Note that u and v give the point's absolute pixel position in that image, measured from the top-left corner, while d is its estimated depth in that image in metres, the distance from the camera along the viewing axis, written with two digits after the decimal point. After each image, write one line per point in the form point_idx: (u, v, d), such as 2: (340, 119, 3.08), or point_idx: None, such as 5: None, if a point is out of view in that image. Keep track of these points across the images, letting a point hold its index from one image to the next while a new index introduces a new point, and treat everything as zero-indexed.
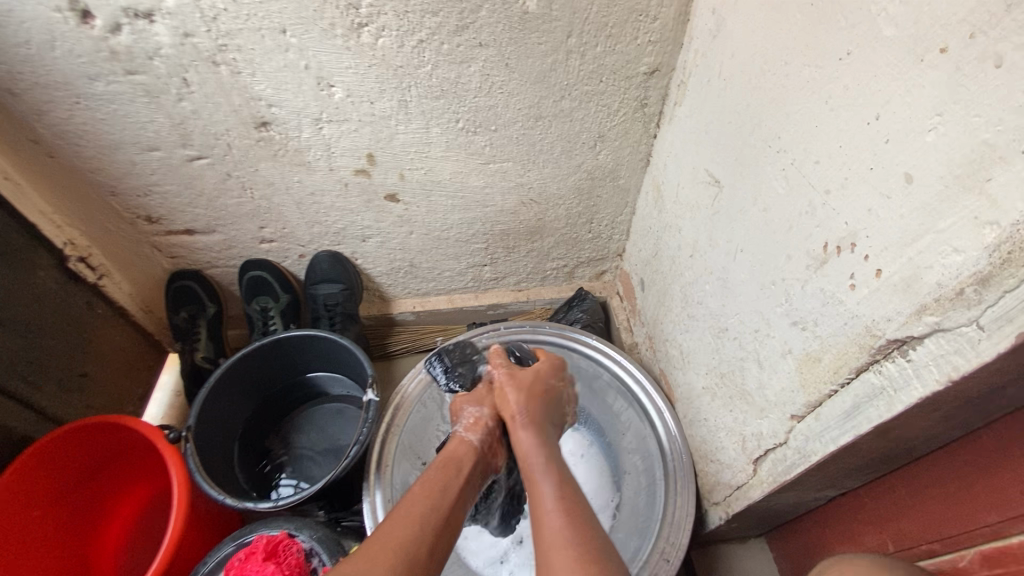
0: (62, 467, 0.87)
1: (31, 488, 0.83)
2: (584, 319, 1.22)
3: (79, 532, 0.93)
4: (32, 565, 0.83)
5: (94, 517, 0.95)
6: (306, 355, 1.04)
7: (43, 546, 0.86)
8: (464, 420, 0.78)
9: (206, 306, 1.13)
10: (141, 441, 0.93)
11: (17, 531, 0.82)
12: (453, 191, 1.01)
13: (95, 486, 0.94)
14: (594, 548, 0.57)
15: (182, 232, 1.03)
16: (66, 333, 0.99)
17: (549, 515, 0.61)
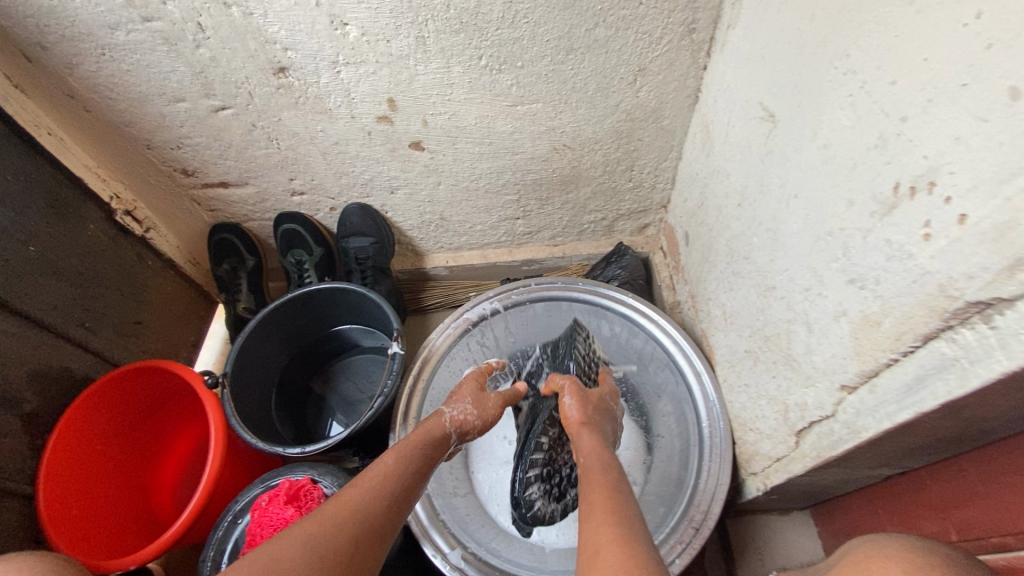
0: (119, 406, 0.94)
1: (89, 425, 0.90)
2: (622, 276, 1.14)
3: (140, 466, 1.01)
4: (98, 493, 0.91)
5: (151, 454, 1.03)
6: (337, 309, 1.05)
7: (106, 478, 0.94)
8: (455, 409, 0.76)
9: (246, 259, 1.16)
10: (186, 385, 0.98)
11: (80, 461, 0.89)
12: (479, 136, 0.95)
13: (149, 425, 1.01)
14: (634, 533, 0.53)
15: (217, 185, 1.04)
16: (119, 282, 1.04)
17: (587, 512, 0.57)
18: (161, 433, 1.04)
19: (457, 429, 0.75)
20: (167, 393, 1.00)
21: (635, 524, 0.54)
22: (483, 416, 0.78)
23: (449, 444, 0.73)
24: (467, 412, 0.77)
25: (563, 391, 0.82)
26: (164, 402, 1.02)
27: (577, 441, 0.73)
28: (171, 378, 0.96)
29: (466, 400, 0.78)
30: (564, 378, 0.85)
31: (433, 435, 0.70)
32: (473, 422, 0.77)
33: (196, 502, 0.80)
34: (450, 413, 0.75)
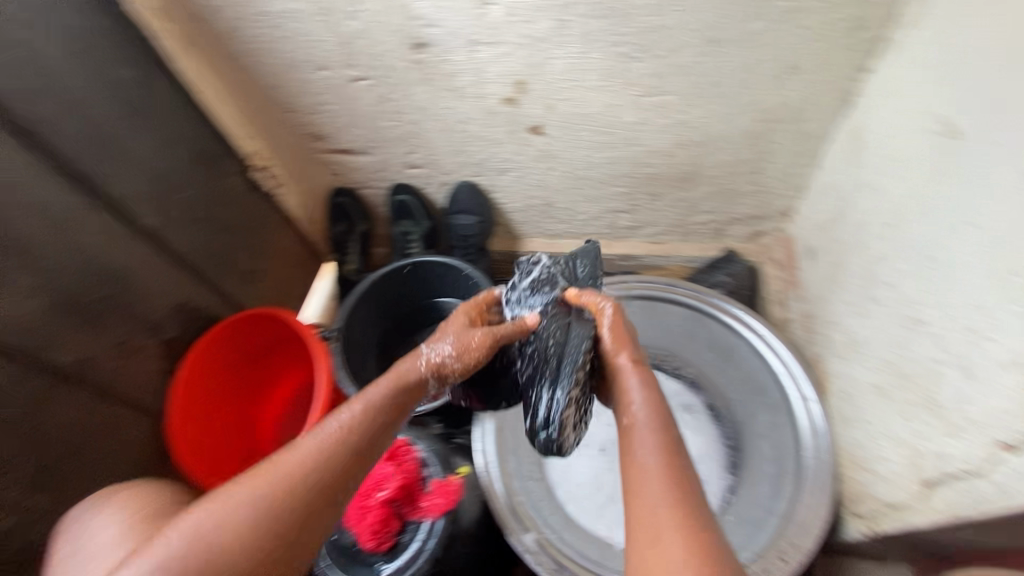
0: (237, 346, 1.03)
1: (213, 360, 1.00)
2: (728, 284, 1.09)
3: (248, 403, 1.10)
4: (213, 421, 1.02)
5: (258, 393, 1.12)
6: (439, 283, 1.09)
7: (220, 408, 1.04)
8: (433, 350, 0.61)
9: (358, 224, 1.23)
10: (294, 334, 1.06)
11: (204, 389, 1.00)
12: (601, 125, 0.93)
13: (258, 366, 1.11)
14: (697, 523, 0.48)
15: (343, 151, 1.10)
16: (249, 233, 1.13)
17: (642, 481, 0.52)
18: (271, 377, 1.13)
19: (438, 375, 0.61)
20: (280, 341, 1.09)
21: (695, 505, 0.49)
22: (468, 361, 0.62)
23: (425, 389, 0.62)
24: (439, 354, 0.61)
25: (603, 320, 0.64)
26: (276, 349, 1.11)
27: (625, 395, 0.59)
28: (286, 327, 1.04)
29: (448, 338, 0.63)
30: (605, 296, 0.66)
31: (406, 382, 0.59)
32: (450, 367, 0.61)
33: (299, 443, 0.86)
34: (428, 354, 0.61)
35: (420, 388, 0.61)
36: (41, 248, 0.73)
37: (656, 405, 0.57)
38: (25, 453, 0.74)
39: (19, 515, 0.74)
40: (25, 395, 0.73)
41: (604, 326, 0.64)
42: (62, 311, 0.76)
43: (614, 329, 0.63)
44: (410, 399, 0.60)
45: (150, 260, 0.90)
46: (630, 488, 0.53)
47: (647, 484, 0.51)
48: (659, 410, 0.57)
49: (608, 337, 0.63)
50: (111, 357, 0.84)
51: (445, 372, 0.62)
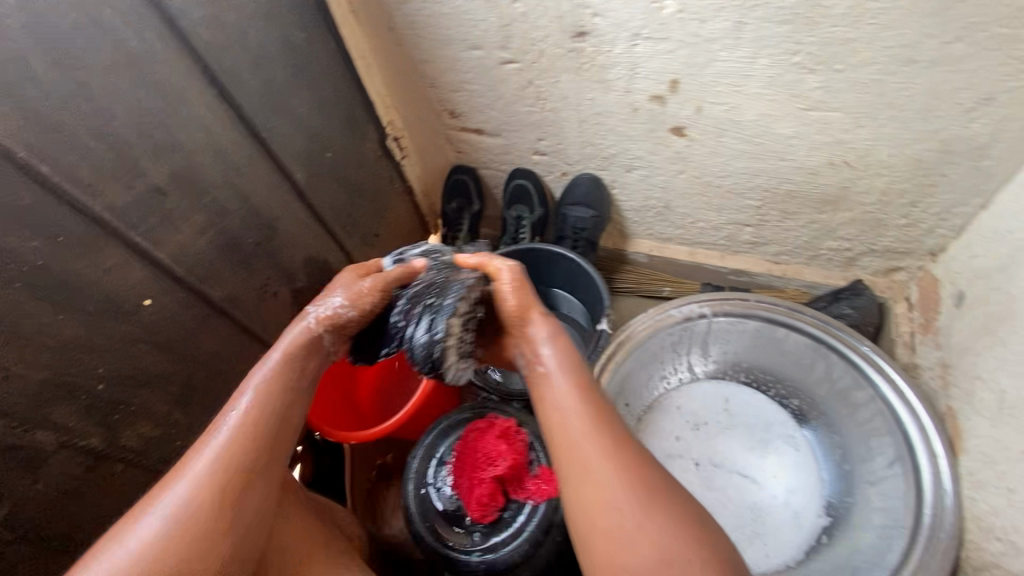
0: None
1: None
2: (853, 317, 1.03)
3: None
4: None
5: None
6: (547, 270, 1.06)
7: None
8: (321, 308, 0.64)
9: (472, 203, 1.26)
10: None
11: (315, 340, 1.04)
12: (749, 134, 0.89)
13: None
14: (640, 515, 0.53)
15: (473, 130, 1.12)
16: (374, 197, 1.18)
17: (586, 472, 0.56)
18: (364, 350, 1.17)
19: (331, 327, 0.65)
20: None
21: (636, 492, 0.54)
22: (365, 310, 0.65)
23: (320, 347, 0.65)
24: (330, 318, 0.64)
25: (502, 281, 0.63)
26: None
27: (538, 355, 0.63)
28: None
29: (336, 292, 0.66)
30: (503, 258, 0.65)
31: (304, 349, 0.63)
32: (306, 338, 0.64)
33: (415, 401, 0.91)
34: (315, 311, 0.64)
35: (319, 349, 0.65)
36: (219, 192, 0.80)
37: (567, 358, 0.62)
38: (180, 372, 0.82)
39: (167, 425, 0.82)
40: (187, 321, 0.81)
41: (506, 287, 0.63)
42: (224, 250, 0.83)
43: (515, 288, 0.63)
44: (307, 364, 0.64)
45: (294, 213, 0.96)
46: (567, 477, 0.57)
47: (588, 455, 0.56)
48: (570, 363, 0.62)
49: (512, 301, 0.63)
50: (253, 298, 0.91)
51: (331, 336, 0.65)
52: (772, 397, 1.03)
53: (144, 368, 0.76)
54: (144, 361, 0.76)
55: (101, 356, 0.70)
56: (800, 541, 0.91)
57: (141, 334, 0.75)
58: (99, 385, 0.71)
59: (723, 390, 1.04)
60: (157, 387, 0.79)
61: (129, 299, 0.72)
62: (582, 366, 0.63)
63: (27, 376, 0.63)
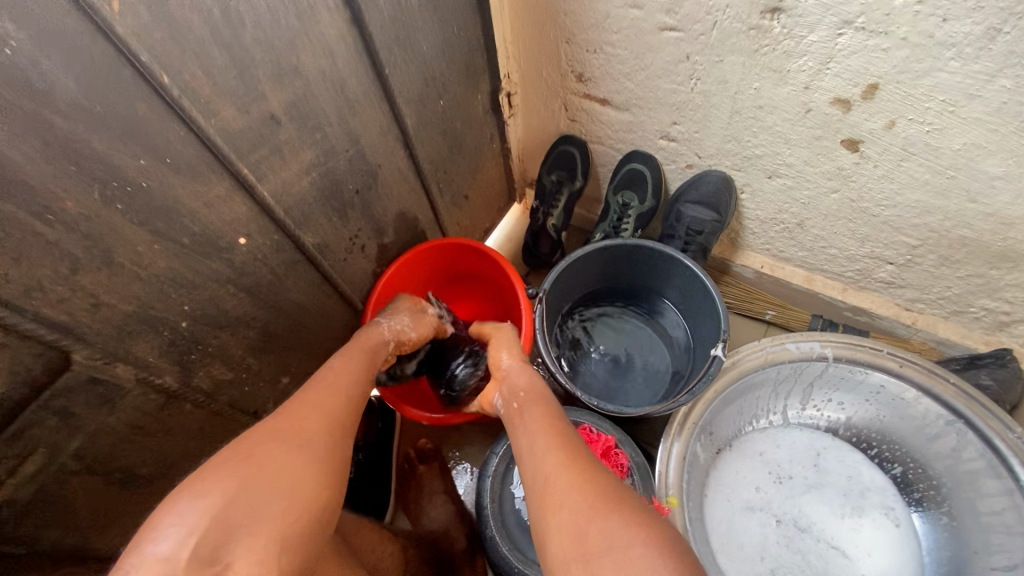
0: (432, 263, 1.00)
1: (410, 270, 0.97)
2: (993, 389, 0.90)
3: None
4: None
5: None
6: (654, 274, 0.96)
7: None
8: (393, 321, 0.83)
9: (575, 179, 1.13)
10: (488, 267, 1.01)
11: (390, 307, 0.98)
12: (943, 163, 0.75)
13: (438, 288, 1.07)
14: (630, 547, 0.48)
15: (598, 100, 0.99)
16: (472, 156, 1.07)
17: (561, 505, 0.54)
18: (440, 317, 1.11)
19: (394, 336, 0.82)
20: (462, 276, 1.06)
21: (621, 523, 0.51)
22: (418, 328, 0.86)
23: (384, 349, 0.79)
24: (401, 329, 0.83)
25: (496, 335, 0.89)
26: (454, 284, 1.09)
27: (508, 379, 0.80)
28: (477, 260, 1.01)
29: (403, 315, 0.86)
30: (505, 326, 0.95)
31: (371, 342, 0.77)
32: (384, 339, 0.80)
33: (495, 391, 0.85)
34: (388, 323, 0.82)
35: (387, 348, 0.80)
36: (331, 130, 0.71)
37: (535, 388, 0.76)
38: (260, 318, 0.76)
39: (240, 370, 0.77)
40: (276, 266, 0.74)
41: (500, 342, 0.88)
42: (324, 195, 0.75)
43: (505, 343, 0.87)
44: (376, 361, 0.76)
45: (396, 163, 0.87)
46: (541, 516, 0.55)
47: (552, 462, 0.59)
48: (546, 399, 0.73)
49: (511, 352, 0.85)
50: (341, 248, 0.84)
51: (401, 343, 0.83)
52: (872, 456, 0.96)
53: (227, 310, 0.70)
54: (229, 303, 0.70)
55: (190, 293, 0.64)
56: None
57: (230, 275, 0.68)
58: (183, 323, 0.65)
59: (815, 442, 0.98)
60: (237, 331, 0.73)
61: (225, 235, 0.65)
62: (545, 397, 0.74)
63: (114, 306, 0.57)
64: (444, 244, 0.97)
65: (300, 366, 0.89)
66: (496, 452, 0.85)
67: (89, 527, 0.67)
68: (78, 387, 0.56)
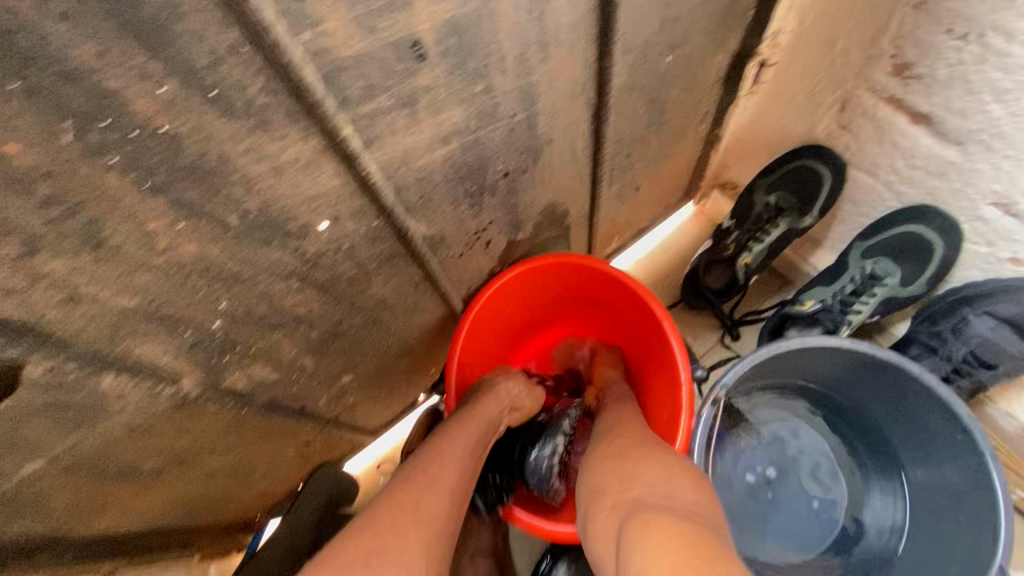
0: (563, 278, 0.73)
1: (532, 280, 0.71)
2: None
3: (517, 339, 0.82)
4: (486, 348, 0.75)
5: (534, 331, 0.83)
6: (896, 413, 0.62)
7: (499, 336, 0.77)
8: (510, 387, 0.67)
9: (803, 212, 0.78)
10: (634, 306, 0.72)
11: (493, 322, 0.73)
12: None
13: (557, 306, 0.80)
14: (664, 477, 0.43)
15: (912, 113, 0.61)
16: (670, 140, 0.74)
17: (611, 457, 0.49)
18: (543, 337, 0.85)
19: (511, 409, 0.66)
20: (596, 309, 0.79)
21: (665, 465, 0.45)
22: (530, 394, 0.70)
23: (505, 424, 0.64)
24: (513, 397, 0.67)
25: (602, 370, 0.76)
26: (580, 308, 0.81)
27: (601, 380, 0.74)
28: (629, 305, 0.72)
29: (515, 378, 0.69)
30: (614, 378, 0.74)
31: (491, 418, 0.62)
32: (497, 412, 0.63)
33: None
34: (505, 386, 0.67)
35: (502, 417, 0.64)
36: (501, 80, 0.42)
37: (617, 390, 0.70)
38: (329, 317, 0.54)
39: (289, 370, 0.57)
40: (364, 259, 0.49)
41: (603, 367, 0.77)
42: (458, 175, 0.48)
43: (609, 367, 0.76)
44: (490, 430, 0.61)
45: (573, 139, 0.56)
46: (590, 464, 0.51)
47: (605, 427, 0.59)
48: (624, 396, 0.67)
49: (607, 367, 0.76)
50: (459, 243, 0.58)
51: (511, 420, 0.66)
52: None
53: (284, 309, 0.48)
54: (288, 301, 0.47)
55: (229, 288, 0.42)
56: None
57: (295, 267, 0.45)
58: (215, 323, 0.44)
59: None
60: (294, 332, 0.52)
61: (299, 217, 0.40)
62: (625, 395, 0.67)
63: (105, 301, 0.36)
64: (597, 269, 0.70)
65: (369, 365, 0.68)
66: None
67: (68, 519, 0.53)
68: (37, 409, 0.38)
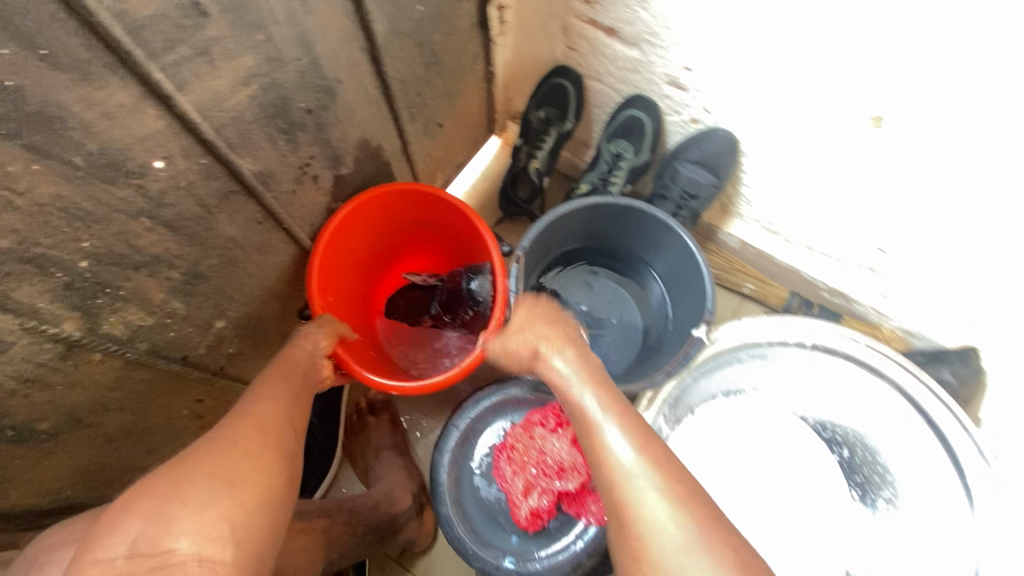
0: (393, 211, 0.89)
1: (368, 213, 0.85)
2: (950, 386, 0.91)
3: (370, 273, 0.96)
4: (344, 281, 0.89)
5: (385, 265, 0.98)
6: (640, 241, 0.88)
7: (353, 269, 0.91)
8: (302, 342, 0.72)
9: (566, 119, 1.01)
10: (455, 221, 0.90)
11: (342, 250, 0.85)
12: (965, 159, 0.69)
13: (397, 240, 0.96)
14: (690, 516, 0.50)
15: (604, 28, 0.85)
16: (452, 79, 0.91)
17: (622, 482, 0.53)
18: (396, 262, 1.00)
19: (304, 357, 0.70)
20: (434, 228, 0.95)
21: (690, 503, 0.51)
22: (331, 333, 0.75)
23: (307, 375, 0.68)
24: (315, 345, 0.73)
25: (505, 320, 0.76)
26: (417, 238, 0.97)
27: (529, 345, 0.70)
28: (455, 217, 0.89)
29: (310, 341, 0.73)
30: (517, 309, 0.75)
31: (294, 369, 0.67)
32: (297, 368, 0.68)
33: (465, 364, 0.78)
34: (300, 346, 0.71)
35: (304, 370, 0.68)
36: (277, 30, 0.56)
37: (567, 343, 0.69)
38: (187, 257, 0.64)
39: (162, 315, 0.66)
40: (204, 196, 0.61)
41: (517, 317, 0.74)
42: (266, 114, 0.61)
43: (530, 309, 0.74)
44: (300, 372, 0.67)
45: (360, 79, 0.72)
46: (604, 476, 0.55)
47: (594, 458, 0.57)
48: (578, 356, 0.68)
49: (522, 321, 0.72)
50: (287, 179, 0.70)
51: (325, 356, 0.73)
52: (826, 440, 0.91)
53: (142, 249, 0.58)
54: (144, 240, 0.58)
55: (88, 227, 0.52)
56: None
57: (143, 207, 0.55)
58: (81, 264, 0.53)
59: None
60: (157, 272, 0.61)
61: (136, 156, 0.51)
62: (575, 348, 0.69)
63: None
64: (422, 190, 0.85)
65: (238, 309, 0.78)
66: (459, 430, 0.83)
67: None
68: None
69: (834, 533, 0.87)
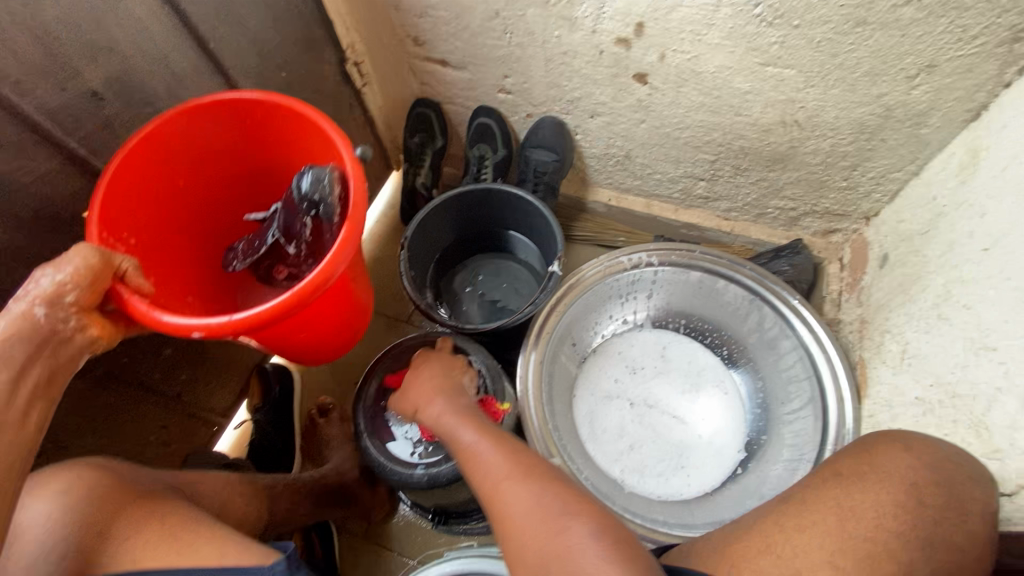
0: (217, 136, 0.77)
1: (180, 137, 0.73)
2: (788, 274, 1.08)
3: (194, 216, 0.82)
4: (154, 219, 0.75)
5: (211, 205, 0.84)
6: (506, 214, 1.08)
7: (166, 206, 0.77)
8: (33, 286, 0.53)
9: (435, 139, 1.23)
10: (292, 140, 0.79)
11: (160, 192, 0.75)
12: (709, 86, 0.90)
13: (225, 173, 0.83)
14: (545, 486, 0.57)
15: (438, 61, 1.08)
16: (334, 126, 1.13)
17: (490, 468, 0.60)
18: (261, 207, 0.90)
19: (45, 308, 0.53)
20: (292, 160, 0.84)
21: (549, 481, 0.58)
22: (86, 270, 0.55)
23: (50, 337, 0.54)
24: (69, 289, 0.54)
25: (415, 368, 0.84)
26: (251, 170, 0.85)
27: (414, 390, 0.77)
28: (301, 134, 0.77)
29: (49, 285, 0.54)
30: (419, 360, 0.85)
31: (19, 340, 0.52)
32: (31, 336, 0.53)
33: (299, 292, 0.62)
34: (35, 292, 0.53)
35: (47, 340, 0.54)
36: (163, 104, 0.77)
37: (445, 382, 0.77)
38: None
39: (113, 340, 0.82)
40: None
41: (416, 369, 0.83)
42: None
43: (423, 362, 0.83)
44: (45, 333, 0.53)
45: None
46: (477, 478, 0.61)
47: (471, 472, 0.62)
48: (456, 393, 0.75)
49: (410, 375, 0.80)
50: None
51: (70, 307, 0.55)
52: (708, 344, 1.09)
53: None
54: None
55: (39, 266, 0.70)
56: (703, 461, 0.99)
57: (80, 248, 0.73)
58: None
59: (663, 338, 1.09)
60: None
61: (68, 209, 0.70)
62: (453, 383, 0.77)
63: None
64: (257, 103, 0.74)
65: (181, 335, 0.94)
66: (369, 382, 0.91)
67: None
68: None
69: (723, 413, 1.02)
